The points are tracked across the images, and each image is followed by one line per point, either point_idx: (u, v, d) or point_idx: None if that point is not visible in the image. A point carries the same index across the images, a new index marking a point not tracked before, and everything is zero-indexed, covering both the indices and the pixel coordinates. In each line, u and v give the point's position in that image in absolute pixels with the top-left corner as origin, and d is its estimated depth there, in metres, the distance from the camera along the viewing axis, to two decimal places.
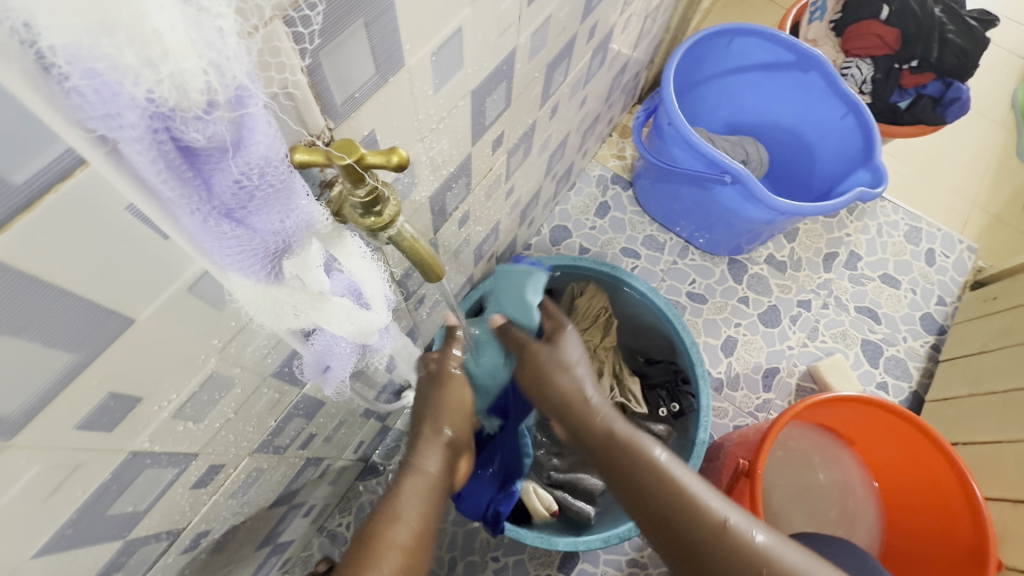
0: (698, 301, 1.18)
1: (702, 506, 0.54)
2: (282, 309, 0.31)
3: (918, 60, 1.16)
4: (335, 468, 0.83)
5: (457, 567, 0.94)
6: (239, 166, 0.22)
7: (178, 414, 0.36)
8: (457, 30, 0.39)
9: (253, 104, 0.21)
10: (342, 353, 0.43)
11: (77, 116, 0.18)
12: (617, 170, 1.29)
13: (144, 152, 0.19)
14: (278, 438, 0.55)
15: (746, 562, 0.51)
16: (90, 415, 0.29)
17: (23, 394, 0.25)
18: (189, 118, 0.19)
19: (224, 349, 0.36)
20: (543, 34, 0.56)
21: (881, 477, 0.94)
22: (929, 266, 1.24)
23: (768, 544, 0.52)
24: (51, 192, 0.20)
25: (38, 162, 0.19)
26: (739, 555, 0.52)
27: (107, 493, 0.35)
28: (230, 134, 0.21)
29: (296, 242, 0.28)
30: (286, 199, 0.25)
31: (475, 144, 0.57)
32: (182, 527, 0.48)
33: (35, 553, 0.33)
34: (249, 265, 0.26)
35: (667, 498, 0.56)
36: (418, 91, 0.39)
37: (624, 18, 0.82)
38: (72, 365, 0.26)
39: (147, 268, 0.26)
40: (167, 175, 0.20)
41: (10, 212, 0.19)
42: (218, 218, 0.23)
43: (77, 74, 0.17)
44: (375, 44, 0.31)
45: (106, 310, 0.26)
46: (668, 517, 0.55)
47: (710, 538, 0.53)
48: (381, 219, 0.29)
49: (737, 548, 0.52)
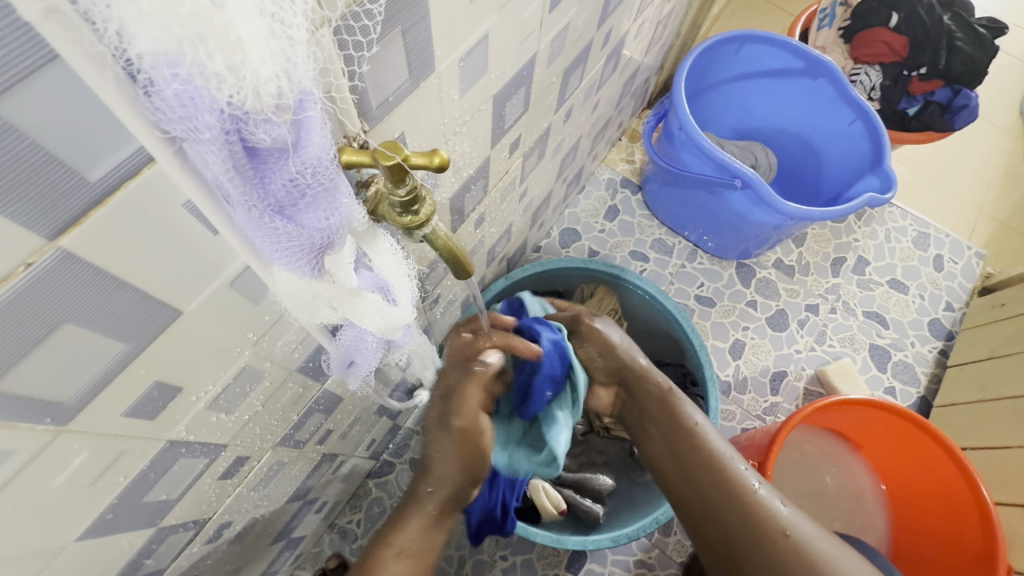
0: (706, 305, 1.19)
1: (733, 470, 0.57)
2: (319, 303, 0.32)
3: (926, 68, 1.17)
4: (348, 465, 0.84)
5: (466, 566, 0.95)
6: (296, 165, 0.23)
7: (213, 405, 0.38)
8: (484, 37, 0.41)
9: (312, 108, 0.22)
10: (368, 349, 0.44)
11: (155, 117, 0.19)
12: (626, 174, 1.31)
13: (215, 152, 0.20)
14: (298, 433, 0.56)
15: (765, 528, 0.53)
16: (134, 404, 0.30)
17: (80, 381, 0.26)
18: (259, 120, 0.21)
19: (257, 342, 0.37)
20: (561, 41, 0.57)
21: (889, 479, 0.94)
22: (937, 272, 1.24)
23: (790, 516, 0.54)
24: (120, 188, 0.21)
25: (111, 160, 0.20)
26: (760, 519, 0.53)
27: (145, 480, 0.36)
28: (290, 136, 0.22)
29: (338, 239, 0.29)
30: (332, 198, 0.26)
31: (494, 147, 0.58)
32: (207, 518, 0.49)
33: (77, 536, 0.34)
34: (294, 259, 0.28)
35: (703, 457, 0.58)
36: (445, 95, 0.41)
37: (637, 24, 0.83)
38: (124, 354, 0.27)
39: (196, 263, 0.27)
40: (232, 174, 0.22)
41: (85, 206, 0.20)
42: (271, 215, 0.25)
43: (162, 79, 0.18)
44: (409, 50, 0.33)
45: (159, 302, 0.27)
46: (696, 470, 0.58)
47: (732, 502, 0.55)
48: (417, 218, 0.30)
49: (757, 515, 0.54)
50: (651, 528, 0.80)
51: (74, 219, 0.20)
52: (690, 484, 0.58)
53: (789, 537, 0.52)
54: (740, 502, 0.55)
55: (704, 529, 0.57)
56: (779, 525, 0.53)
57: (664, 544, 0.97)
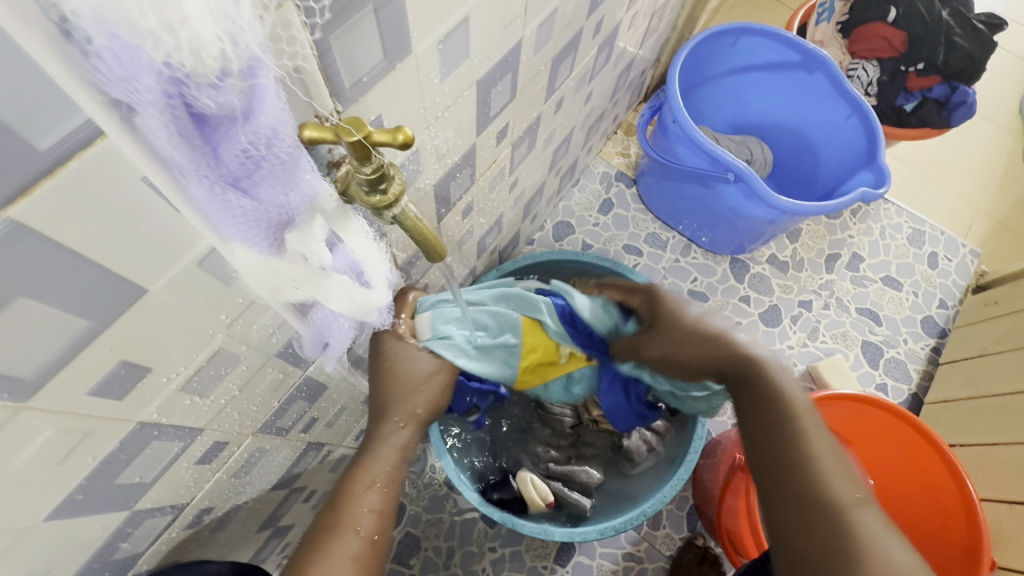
0: (699, 299, 1.19)
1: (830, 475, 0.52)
2: (282, 282, 0.32)
3: (924, 63, 1.16)
4: (336, 455, 0.84)
5: (453, 557, 0.95)
6: (247, 135, 0.23)
7: (185, 388, 0.38)
8: (464, 20, 0.40)
9: (262, 75, 0.22)
10: (339, 330, 0.45)
11: (95, 80, 0.19)
12: (621, 168, 1.30)
13: (158, 116, 0.20)
14: (280, 420, 0.56)
15: (853, 544, 0.47)
16: (101, 382, 0.30)
17: (41, 357, 0.26)
18: (203, 84, 0.21)
19: (231, 325, 0.37)
20: (549, 28, 0.57)
21: (879, 477, 0.92)
22: (932, 269, 1.24)
23: (888, 545, 0.47)
24: (73, 158, 0.21)
25: (60, 129, 0.20)
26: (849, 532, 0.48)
27: (116, 462, 0.36)
28: (240, 104, 0.22)
29: (298, 216, 0.29)
30: (289, 171, 0.26)
31: (480, 134, 0.58)
32: (186, 503, 0.49)
33: (46, 516, 0.34)
34: (252, 235, 0.28)
35: (799, 453, 0.54)
36: (424, 78, 0.40)
37: (630, 14, 0.83)
38: (85, 330, 0.27)
39: (157, 243, 0.27)
40: (178, 141, 0.22)
41: (33, 176, 0.20)
42: (224, 187, 0.25)
43: (100, 38, 0.18)
44: (383, 31, 0.32)
45: (120, 279, 0.27)
46: (790, 463, 0.53)
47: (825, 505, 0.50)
48: (386, 198, 0.29)
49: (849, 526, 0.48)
50: (638, 521, 0.80)
51: (22, 189, 0.20)
52: (781, 475, 0.54)
53: (877, 565, 0.46)
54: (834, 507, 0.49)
55: (779, 518, 0.53)
56: (869, 552, 0.47)
57: (653, 537, 0.98)
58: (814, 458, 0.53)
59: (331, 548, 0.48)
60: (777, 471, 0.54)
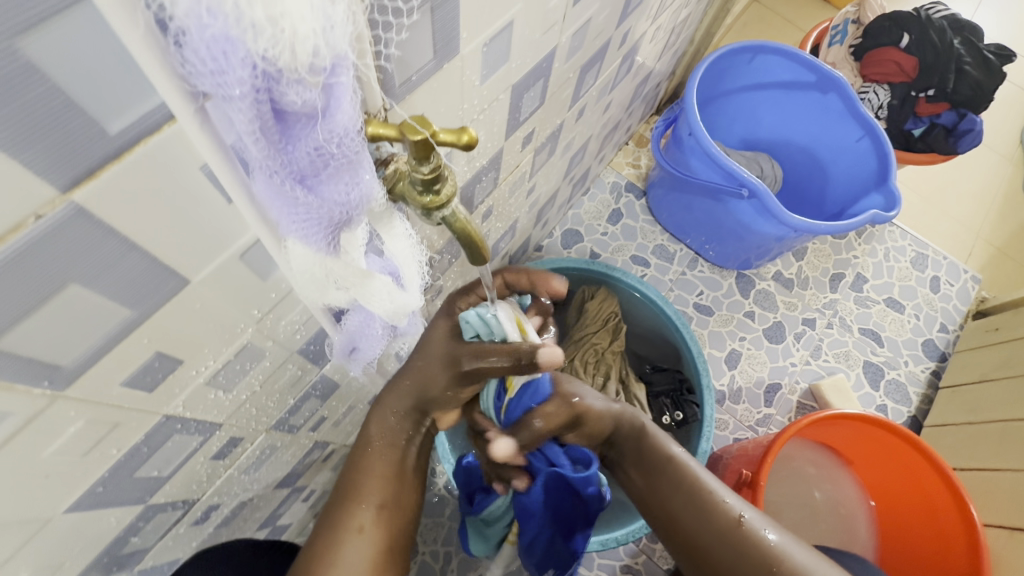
0: (704, 313, 1.19)
1: (715, 500, 0.56)
2: (329, 282, 0.32)
3: (934, 89, 1.18)
4: (338, 454, 0.83)
5: (450, 563, 0.94)
6: (323, 133, 0.23)
7: (211, 382, 0.37)
8: (509, 24, 0.40)
9: (344, 74, 0.22)
10: (373, 334, 0.44)
11: (183, 71, 0.18)
12: (632, 178, 1.30)
13: (244, 111, 0.20)
14: (293, 418, 0.55)
15: (756, 557, 0.52)
16: (135, 373, 0.29)
17: (83, 345, 0.25)
18: (291, 81, 0.20)
19: (262, 320, 0.36)
20: (581, 36, 0.57)
21: (879, 497, 0.94)
22: (933, 293, 1.25)
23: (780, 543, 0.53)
24: (138, 144, 0.20)
25: (132, 112, 0.19)
26: (750, 549, 0.53)
27: (138, 455, 0.35)
28: (320, 101, 0.22)
29: (357, 215, 0.28)
30: (355, 171, 0.25)
31: (508, 138, 0.57)
32: (196, 499, 0.48)
33: (65, 508, 0.33)
34: (312, 234, 0.27)
35: (684, 493, 0.57)
36: (466, 80, 0.40)
37: (653, 27, 0.83)
38: (128, 320, 0.26)
39: (208, 231, 0.27)
40: (259, 137, 0.21)
41: (101, 160, 0.20)
42: (292, 184, 0.24)
43: (196, 29, 0.17)
44: (436, 29, 0.32)
45: (165, 268, 0.26)
46: (678, 511, 0.57)
47: (720, 539, 0.54)
48: (438, 198, 0.29)
49: (746, 544, 0.53)
50: (640, 534, 0.80)
51: (88, 172, 0.20)
52: (671, 521, 0.57)
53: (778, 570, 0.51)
54: (725, 533, 0.54)
55: (692, 561, 0.56)
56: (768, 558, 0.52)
57: (651, 550, 0.97)
58: (696, 494, 0.56)
59: (348, 525, 0.47)
60: (671, 521, 0.57)
